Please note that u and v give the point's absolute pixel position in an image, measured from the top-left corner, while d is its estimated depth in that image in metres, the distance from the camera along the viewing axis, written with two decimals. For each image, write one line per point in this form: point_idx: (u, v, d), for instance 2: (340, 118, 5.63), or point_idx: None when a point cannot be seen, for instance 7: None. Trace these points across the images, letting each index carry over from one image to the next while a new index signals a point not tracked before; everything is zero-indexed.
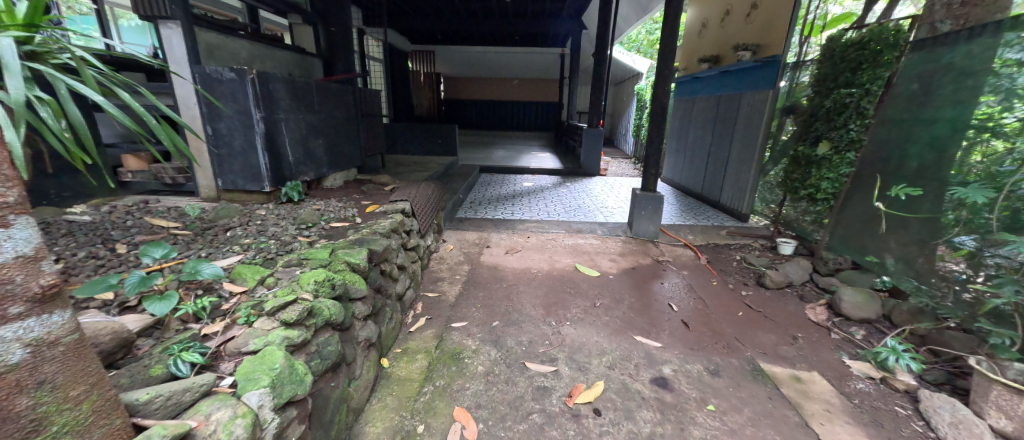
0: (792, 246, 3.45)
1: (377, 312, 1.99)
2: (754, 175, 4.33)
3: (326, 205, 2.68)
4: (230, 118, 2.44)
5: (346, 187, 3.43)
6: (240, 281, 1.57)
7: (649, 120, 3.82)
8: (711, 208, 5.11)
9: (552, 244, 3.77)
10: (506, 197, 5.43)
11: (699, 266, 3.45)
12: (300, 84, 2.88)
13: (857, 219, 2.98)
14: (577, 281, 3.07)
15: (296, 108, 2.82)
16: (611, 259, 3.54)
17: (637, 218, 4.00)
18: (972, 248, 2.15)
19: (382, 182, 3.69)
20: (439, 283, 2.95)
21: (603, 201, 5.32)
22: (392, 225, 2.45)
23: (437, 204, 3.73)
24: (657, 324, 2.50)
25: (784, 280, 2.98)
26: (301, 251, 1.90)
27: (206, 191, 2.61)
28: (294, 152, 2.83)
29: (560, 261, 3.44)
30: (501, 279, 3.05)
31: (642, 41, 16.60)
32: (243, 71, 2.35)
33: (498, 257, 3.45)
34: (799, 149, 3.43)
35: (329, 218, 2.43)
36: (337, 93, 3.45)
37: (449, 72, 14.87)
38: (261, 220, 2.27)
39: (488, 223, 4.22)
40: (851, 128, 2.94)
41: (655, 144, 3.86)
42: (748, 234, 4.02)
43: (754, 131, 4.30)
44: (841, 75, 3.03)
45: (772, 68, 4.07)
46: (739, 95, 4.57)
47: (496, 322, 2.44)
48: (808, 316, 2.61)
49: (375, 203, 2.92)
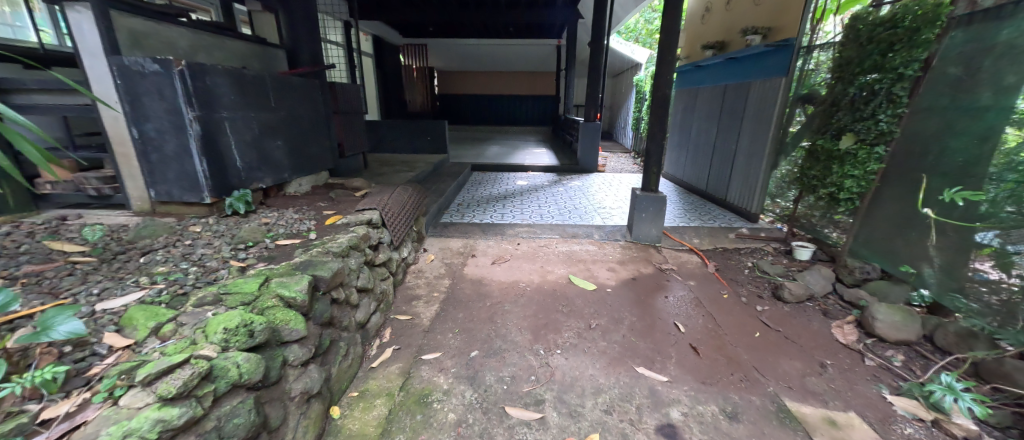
0: (810, 252, 3.12)
1: (324, 351, 1.65)
2: (765, 171, 3.98)
3: (278, 218, 2.32)
4: (158, 118, 2.08)
5: (312, 193, 3.07)
6: (128, 331, 1.22)
7: (650, 113, 3.45)
8: (716, 206, 4.75)
9: (544, 252, 3.42)
10: (498, 198, 5.08)
11: (707, 275, 3.10)
12: (250, 78, 2.51)
13: (887, 220, 2.66)
14: (572, 296, 2.72)
15: (244, 105, 2.45)
16: (609, 268, 3.19)
17: (637, 220, 3.64)
18: (995, 245, 2.01)
19: (354, 187, 3.32)
20: (414, 302, 2.60)
21: (601, 200, 4.98)
22: (351, 242, 2.09)
23: (417, 210, 3.37)
24: (661, 349, 2.16)
25: (805, 293, 2.63)
26: (226, 282, 1.55)
27: (138, 203, 2.26)
28: (244, 157, 2.47)
29: (552, 272, 3.08)
30: (485, 295, 2.70)
31: (641, 30, 16.12)
32: (168, 62, 1.99)
33: (483, 269, 3.10)
34: (817, 142, 3.07)
35: (277, 235, 2.07)
36: (301, 88, 3.08)
37: (443, 66, 14.45)
38: (192, 240, 1.91)
39: (474, 229, 3.86)
40: (880, 119, 2.58)
41: (656, 140, 3.49)
42: (761, 237, 3.66)
43: (764, 123, 3.93)
44: (868, 59, 2.66)
45: (785, 53, 3.69)
46: (748, 84, 4.19)
47: (475, 351, 2.10)
48: (836, 336, 2.27)
49: (339, 213, 2.56)
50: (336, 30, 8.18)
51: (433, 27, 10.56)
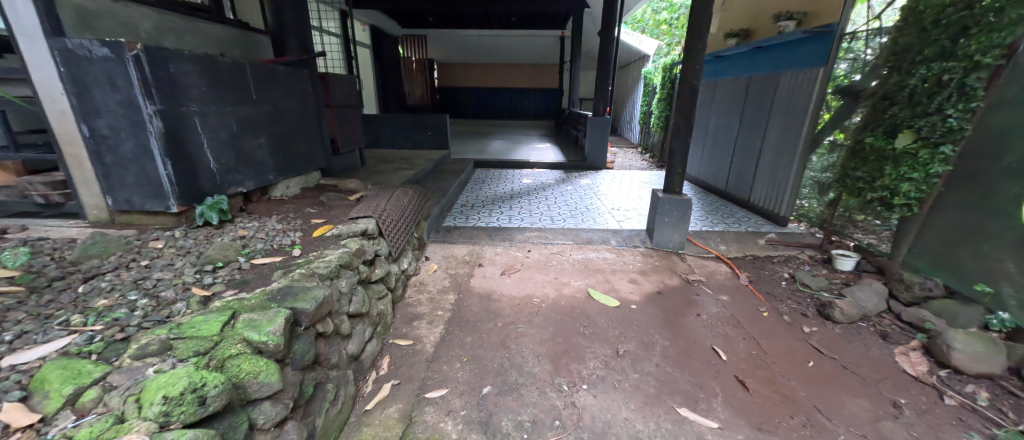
0: (853, 262, 2.82)
1: (306, 401, 1.34)
2: (796, 171, 3.66)
3: (258, 229, 1.99)
4: (111, 112, 1.75)
5: (300, 197, 2.74)
6: (34, 400, 0.90)
7: (675, 108, 3.12)
8: (738, 207, 4.44)
9: (558, 261, 3.11)
10: (503, 198, 4.76)
11: (740, 288, 2.79)
12: (225, 66, 2.18)
13: (951, 228, 2.37)
14: (593, 315, 2.41)
15: (217, 97, 2.12)
16: (631, 279, 2.88)
17: (658, 225, 3.33)
18: None
19: (348, 189, 3.00)
20: (415, 322, 2.28)
21: (613, 201, 4.66)
22: (342, 260, 1.76)
23: (418, 214, 3.06)
24: (704, 384, 1.86)
25: (857, 313, 2.32)
26: (181, 320, 1.23)
27: (94, 212, 1.93)
28: (220, 158, 2.14)
29: (568, 284, 2.78)
30: (495, 314, 2.39)
31: (648, 21, 15.63)
32: (119, 45, 1.65)
33: (492, 281, 2.79)
34: (865, 140, 2.75)
35: (253, 252, 1.74)
36: (287, 78, 2.74)
37: (443, 58, 14.03)
38: (151, 259, 1.59)
39: (480, 234, 3.55)
40: (948, 115, 2.26)
41: (682, 136, 3.15)
42: (793, 244, 3.35)
43: (797, 118, 3.61)
44: (931, 46, 2.34)
45: (824, 41, 3.34)
46: (777, 75, 3.85)
47: (487, 387, 1.79)
48: (904, 366, 1.98)
49: (329, 222, 2.24)
50: (332, 20, 7.79)
51: (433, 16, 10.14)
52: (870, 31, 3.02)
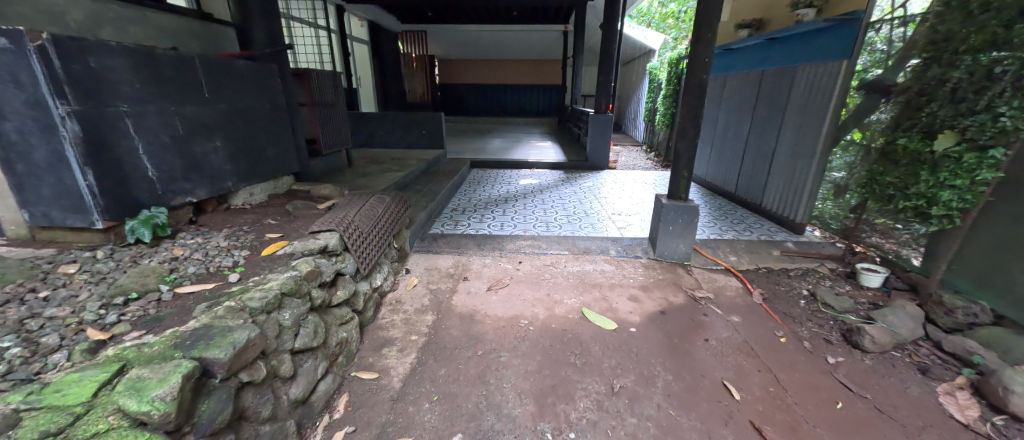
0: (881, 278, 2.52)
1: None
2: (814, 174, 3.34)
3: (198, 247, 1.74)
4: (17, 114, 1.50)
5: (265, 206, 2.49)
6: None
7: (681, 105, 2.81)
8: (749, 212, 4.13)
9: (551, 274, 2.84)
10: (497, 201, 4.48)
11: (753, 307, 2.49)
12: (166, 61, 1.92)
13: (1001, 243, 2.07)
14: (587, 340, 2.13)
15: (155, 95, 1.86)
16: (631, 297, 2.59)
17: (662, 234, 3.04)
18: None
19: (320, 195, 2.74)
20: (385, 349, 2.02)
21: (614, 205, 4.36)
22: (285, 287, 1.49)
23: (397, 223, 2.79)
24: (713, 433, 1.57)
25: (890, 341, 2.02)
26: (50, 379, 0.97)
27: (12, 227, 1.69)
28: (160, 165, 1.89)
29: (561, 302, 2.50)
30: (476, 340, 2.12)
31: (655, 14, 15.17)
32: (17, 34, 1.40)
33: (477, 299, 2.52)
34: (898, 142, 2.44)
35: (180, 279, 1.48)
36: (251, 74, 2.49)
37: (443, 55, 13.75)
38: (52, 289, 1.34)
39: (468, 243, 3.27)
40: (1000, 113, 1.94)
41: (689, 137, 2.85)
42: (812, 255, 3.04)
43: (815, 116, 3.29)
44: (979, 33, 2.03)
45: (847, 31, 3.01)
46: (794, 69, 3.52)
47: (457, 436, 1.53)
48: (949, 410, 1.68)
49: (287, 236, 1.98)
50: (330, 16, 7.49)
51: (431, 11, 9.84)
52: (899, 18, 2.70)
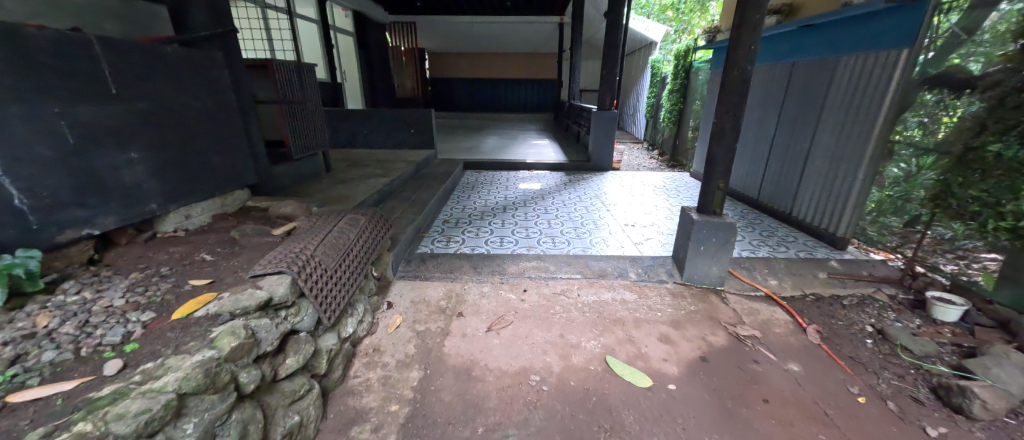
0: (960, 311, 2.12)
1: None
2: (862, 182, 2.90)
3: (78, 311, 1.21)
4: None
5: (204, 232, 1.96)
6: None
7: (717, 102, 2.35)
8: (777, 222, 3.70)
9: (562, 307, 2.36)
10: (494, 210, 4.00)
11: (812, 350, 2.05)
12: (42, 42, 1.38)
13: None
14: (617, 406, 1.67)
15: (24, 91, 1.33)
16: (662, 337, 2.13)
17: (691, 255, 2.57)
18: None
19: (280, 214, 2.22)
20: (355, 429, 1.52)
21: (626, 214, 3.90)
22: (186, 385, 0.98)
23: (375, 248, 2.29)
24: None
25: (1006, 405, 1.59)
26: None
27: None
28: (32, 189, 1.35)
29: (578, 346, 2.04)
30: (475, 409, 1.63)
31: (654, 6, 14.67)
32: None
33: (474, 343, 2.04)
34: (988, 149, 2.03)
35: (23, 376, 0.96)
36: (185, 64, 1.96)
37: (434, 48, 13.15)
38: None
39: (462, 265, 2.78)
40: None
41: (726, 140, 2.38)
42: (864, 278, 2.61)
43: (866, 114, 2.83)
44: None
45: (908, 13, 2.54)
46: (837, 59, 3.05)
47: None
48: None
49: (219, 281, 1.47)
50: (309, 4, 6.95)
51: None
52: (946, 5, 2.38)
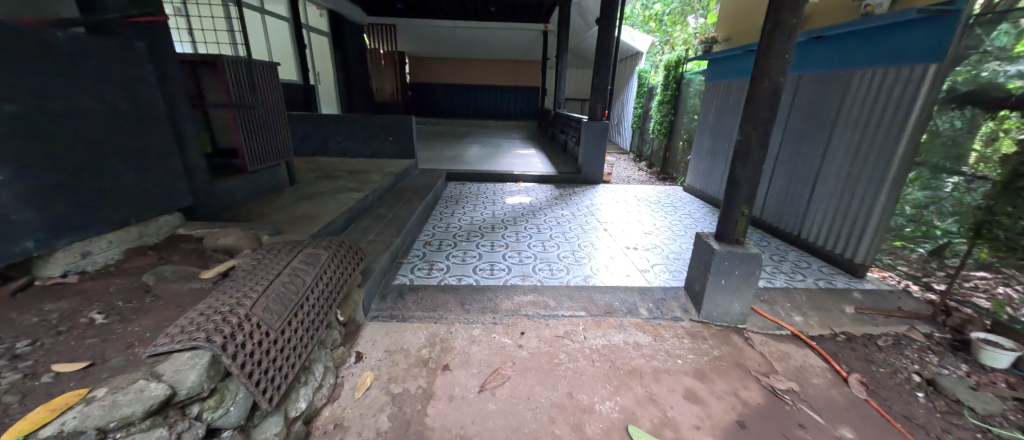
0: (1012, 357, 1.90)
1: None
2: (883, 206, 2.68)
3: None
4: None
5: (106, 276, 1.49)
6: None
7: (745, 119, 2.06)
8: (783, 243, 3.48)
9: (568, 356, 1.99)
10: (481, 229, 3.61)
11: (861, 408, 1.75)
12: None
13: None
14: None
15: None
16: (688, 394, 1.79)
17: (710, 290, 2.26)
18: None
19: (217, 247, 1.77)
20: None
21: (625, 235, 3.60)
22: None
23: (342, 288, 1.88)
24: None
25: None
26: None
27: None
28: None
29: (591, 410, 1.67)
30: None
31: (639, 17, 14.74)
32: None
33: (464, 410, 1.64)
34: None
35: None
36: (87, 55, 1.49)
37: (415, 52, 12.72)
38: None
39: (447, 300, 2.37)
40: None
41: (753, 161, 2.09)
42: (895, 314, 2.37)
43: (887, 133, 2.62)
44: None
45: (937, 27, 2.34)
46: (854, 74, 2.85)
47: None
48: None
49: (101, 366, 1.02)
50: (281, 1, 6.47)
51: None
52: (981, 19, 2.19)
